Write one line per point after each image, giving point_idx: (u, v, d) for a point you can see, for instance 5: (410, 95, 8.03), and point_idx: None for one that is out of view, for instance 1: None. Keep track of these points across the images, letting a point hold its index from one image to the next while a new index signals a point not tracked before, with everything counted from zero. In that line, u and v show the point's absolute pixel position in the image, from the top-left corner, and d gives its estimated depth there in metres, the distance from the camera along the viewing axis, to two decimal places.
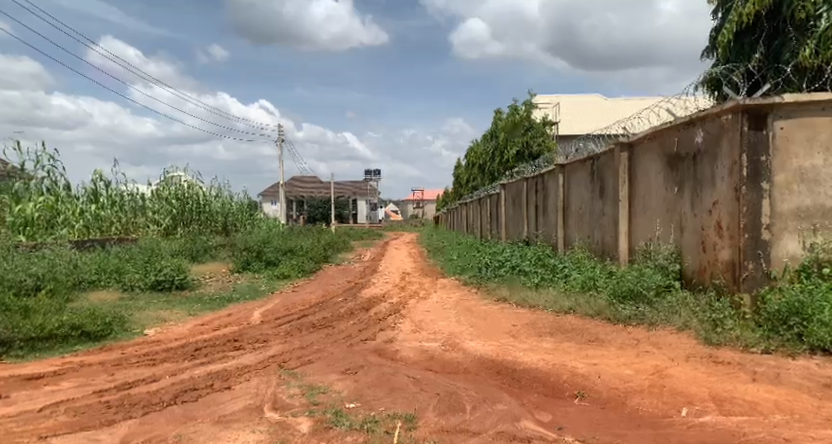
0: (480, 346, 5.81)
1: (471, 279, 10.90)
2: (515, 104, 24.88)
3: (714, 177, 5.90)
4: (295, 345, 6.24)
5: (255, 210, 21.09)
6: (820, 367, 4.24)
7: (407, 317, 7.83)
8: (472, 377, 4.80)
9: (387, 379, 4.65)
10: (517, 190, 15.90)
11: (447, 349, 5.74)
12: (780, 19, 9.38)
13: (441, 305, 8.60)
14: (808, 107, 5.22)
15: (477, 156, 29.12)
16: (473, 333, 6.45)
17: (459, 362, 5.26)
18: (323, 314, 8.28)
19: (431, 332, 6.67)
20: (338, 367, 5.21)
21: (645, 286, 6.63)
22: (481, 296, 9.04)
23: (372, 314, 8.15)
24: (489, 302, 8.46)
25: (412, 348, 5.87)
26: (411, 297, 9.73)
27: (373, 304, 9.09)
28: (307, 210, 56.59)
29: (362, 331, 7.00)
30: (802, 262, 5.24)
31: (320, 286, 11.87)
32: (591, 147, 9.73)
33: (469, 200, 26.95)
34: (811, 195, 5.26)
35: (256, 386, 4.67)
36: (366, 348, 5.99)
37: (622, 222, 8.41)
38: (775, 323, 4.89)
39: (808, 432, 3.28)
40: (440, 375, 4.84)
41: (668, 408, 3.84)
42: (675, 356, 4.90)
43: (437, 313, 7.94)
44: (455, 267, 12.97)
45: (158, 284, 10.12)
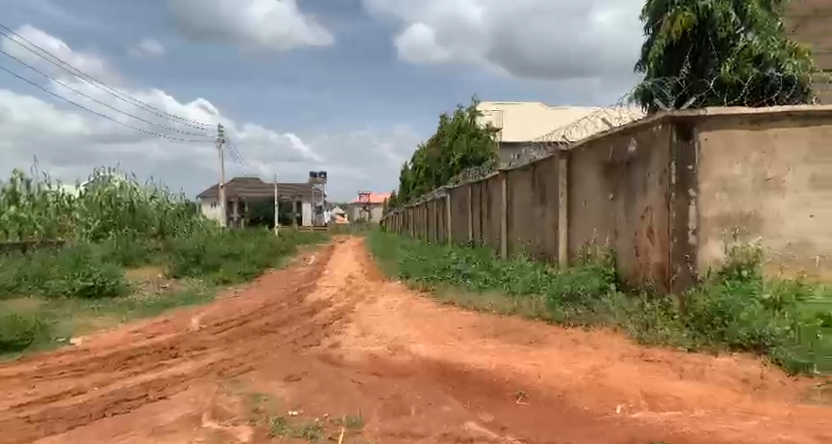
0: (425, 349, 5.91)
1: (417, 282, 11.02)
2: (460, 110, 25.35)
3: (646, 184, 6.23)
4: (234, 352, 6.16)
5: (192, 213, 20.50)
6: (739, 364, 4.52)
7: (353, 321, 7.86)
8: (418, 379, 4.88)
9: (332, 385, 4.68)
10: (462, 194, 16.17)
11: (392, 353, 5.81)
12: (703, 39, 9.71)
13: (387, 309, 8.66)
14: (731, 120, 5.53)
15: (423, 160, 29.38)
16: (420, 336, 6.54)
17: (405, 365, 5.34)
18: (266, 320, 8.18)
19: (378, 336, 6.72)
20: (280, 373, 5.19)
21: (584, 288, 6.90)
22: (427, 300, 9.14)
23: (317, 319, 8.13)
24: (435, 305, 8.59)
25: (358, 352, 5.92)
26: (356, 301, 9.73)
27: (318, 308, 9.07)
28: (248, 212, 55.49)
29: (307, 336, 6.97)
30: (724, 265, 5.56)
31: (263, 290, 11.71)
32: (533, 154, 10.02)
33: (416, 205, 27.15)
34: (733, 202, 5.56)
35: (193, 395, 4.59)
36: (311, 353, 5.98)
37: (562, 226, 8.73)
38: (702, 324, 5.18)
39: (729, 424, 3.52)
40: (385, 379, 4.90)
41: (603, 405, 4.04)
42: (611, 355, 5.13)
43: (383, 317, 7.99)
44: (401, 271, 13.05)
45: (87, 290, 9.65)
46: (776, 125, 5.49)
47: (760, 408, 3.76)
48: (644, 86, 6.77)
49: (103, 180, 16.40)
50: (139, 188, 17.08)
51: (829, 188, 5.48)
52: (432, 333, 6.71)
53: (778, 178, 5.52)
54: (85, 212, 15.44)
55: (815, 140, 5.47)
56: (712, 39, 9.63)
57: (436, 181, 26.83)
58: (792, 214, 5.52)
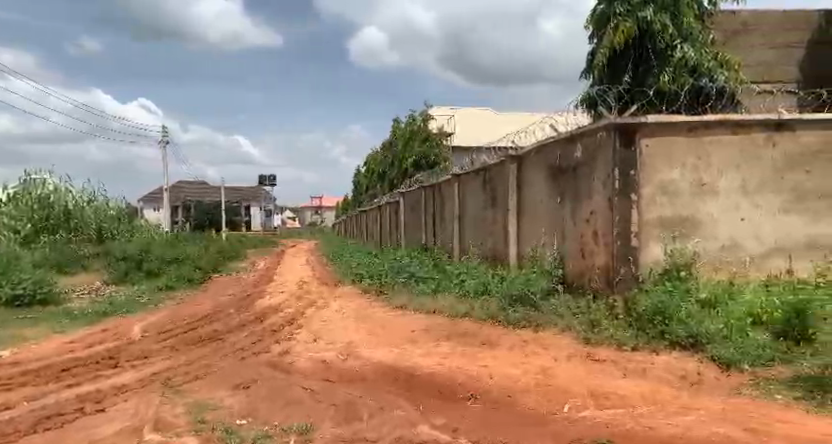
0: (378, 353, 5.93)
1: (370, 286, 11.01)
2: (413, 114, 25.51)
3: (591, 189, 6.43)
4: (179, 361, 6.03)
5: (133, 217, 19.87)
6: (678, 361, 4.72)
7: (304, 327, 7.79)
8: (371, 385, 4.89)
9: (282, 392, 4.64)
10: (415, 198, 16.28)
11: (345, 358, 5.80)
12: (644, 49, 10.59)
13: (339, 313, 8.63)
14: (669, 127, 5.76)
15: (376, 164, 29.39)
16: (372, 341, 6.56)
17: (358, 370, 5.35)
18: (213, 327, 8.03)
19: (330, 341, 6.70)
20: (227, 382, 5.10)
21: (533, 289, 7.06)
22: (380, 304, 9.16)
23: (266, 325, 8.01)
24: (388, 309, 8.62)
25: (310, 359, 5.87)
26: (307, 306, 9.66)
27: (267, 314, 8.96)
28: (195, 216, 54.17)
29: (256, 343, 6.88)
30: (664, 266, 5.78)
31: (211, 297, 11.46)
32: (485, 158, 10.19)
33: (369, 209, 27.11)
34: (672, 206, 5.80)
35: (134, 407, 4.47)
36: (260, 360, 5.92)
37: (512, 229, 8.90)
38: (644, 323, 5.38)
39: (669, 419, 3.68)
40: (337, 385, 4.90)
41: (551, 404, 4.15)
42: (558, 356, 5.27)
43: (335, 322, 7.96)
44: (353, 275, 13.01)
45: (16, 299, 9.34)
46: (709, 133, 5.77)
47: (698, 403, 3.94)
48: (589, 93, 6.99)
49: (36, 183, 15.71)
50: (75, 191, 16.46)
51: (757, 193, 5.80)
52: (385, 337, 6.74)
53: (712, 183, 5.80)
54: (15, 216, 14.75)
55: (745, 147, 5.78)
56: (652, 49, 10.50)
57: (388, 184, 26.88)
58: (725, 217, 5.81)
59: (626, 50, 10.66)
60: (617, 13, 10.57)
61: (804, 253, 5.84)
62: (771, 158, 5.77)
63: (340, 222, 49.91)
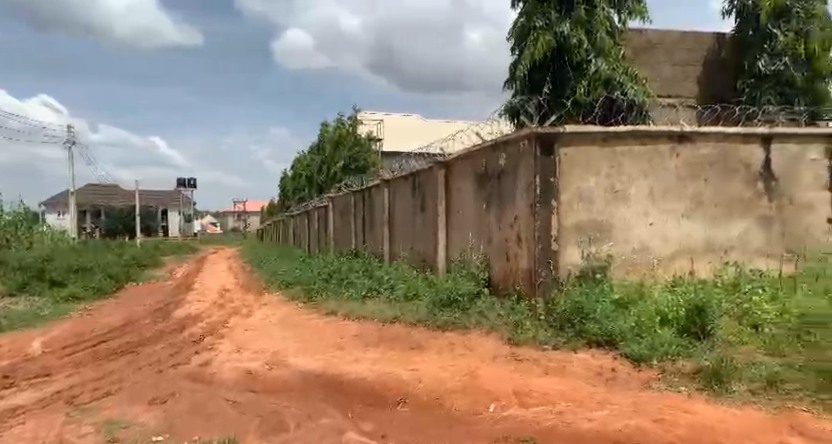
0: (305, 361, 5.90)
1: (298, 292, 10.87)
2: (341, 118, 25.45)
3: (515, 195, 6.67)
4: (87, 377, 5.77)
5: (34, 223, 18.70)
6: (595, 359, 4.98)
7: (227, 337, 7.63)
8: (297, 393, 4.87)
9: (204, 406, 4.54)
10: (344, 203, 16.23)
11: (271, 368, 5.74)
12: (562, 63, 11.28)
13: (265, 322, 8.49)
14: (585, 137, 6.08)
15: (303, 168, 29.03)
16: (299, 349, 6.52)
17: (285, 379, 5.31)
18: (125, 339, 7.71)
19: (254, 351, 6.60)
20: (142, 397, 4.95)
21: (460, 293, 7.22)
22: (308, 311, 9.07)
23: (186, 336, 7.78)
24: (316, 316, 8.56)
25: (232, 370, 5.76)
26: (230, 315, 9.45)
27: (186, 324, 8.69)
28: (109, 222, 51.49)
29: (173, 354, 6.68)
30: (582, 269, 6.08)
31: (124, 308, 10.96)
32: (413, 164, 10.32)
33: (296, 213, 26.73)
34: (589, 212, 6.11)
35: (34, 430, 4.25)
36: (179, 373, 5.76)
37: (441, 235, 9.07)
38: (564, 323, 5.63)
39: (586, 415, 3.88)
40: (263, 395, 4.84)
41: (477, 405, 4.28)
42: (485, 357, 5.43)
43: (259, 331, 7.83)
44: (280, 282, 12.79)
45: None
46: (621, 144, 6.13)
47: (612, 398, 4.17)
48: (512, 103, 7.27)
49: None
50: None
51: (664, 199, 6.21)
52: (312, 344, 6.71)
53: (624, 190, 6.15)
54: None
55: (653, 156, 6.18)
56: (569, 63, 11.20)
57: (317, 189, 26.65)
58: (636, 221, 6.17)
59: (544, 63, 11.26)
60: (538, 27, 11.23)
61: (705, 254, 6.29)
62: (676, 167, 6.21)
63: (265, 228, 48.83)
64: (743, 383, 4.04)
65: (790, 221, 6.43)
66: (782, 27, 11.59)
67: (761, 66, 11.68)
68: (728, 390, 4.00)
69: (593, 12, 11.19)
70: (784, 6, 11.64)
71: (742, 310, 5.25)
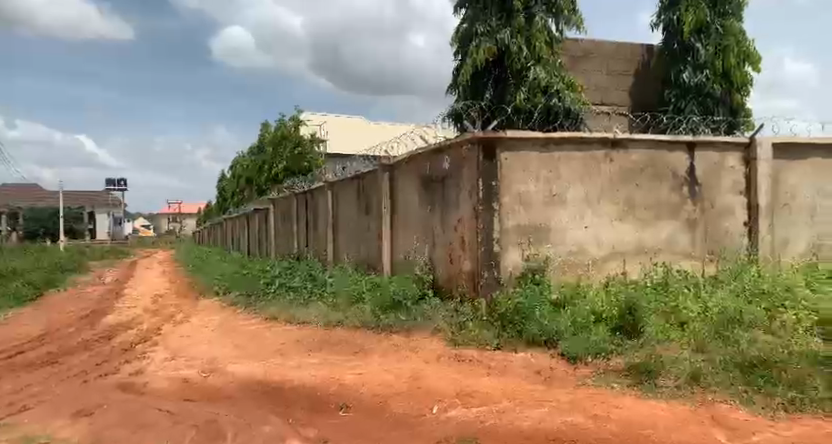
0: (245, 368, 5.80)
1: (238, 297, 10.64)
2: (283, 118, 25.19)
3: (458, 198, 6.77)
4: (4, 391, 5.49)
5: None
6: (534, 358, 5.11)
7: (160, 344, 7.42)
8: (237, 401, 4.79)
9: (136, 416, 4.41)
10: (286, 206, 16.01)
11: (208, 375, 5.62)
12: (503, 71, 11.84)
13: (202, 328, 8.30)
14: (525, 142, 6.25)
15: (243, 169, 28.48)
16: (238, 355, 6.41)
17: (223, 387, 5.21)
18: (47, 350, 7.37)
19: (189, 358, 6.44)
20: (67, 409, 4.76)
21: (405, 296, 7.25)
22: (248, 316, 8.91)
23: (115, 344, 7.50)
24: (256, 321, 8.42)
25: (167, 378, 5.61)
26: (164, 322, 9.17)
27: (115, 332, 8.38)
28: (35, 225, 48.94)
29: (101, 364, 6.44)
30: (522, 270, 6.23)
31: (47, 316, 10.45)
32: (358, 167, 10.30)
33: (236, 215, 26.18)
34: (530, 215, 6.27)
35: None
36: (107, 383, 5.56)
37: (385, 237, 9.09)
38: (505, 323, 5.76)
39: (526, 413, 3.98)
40: (199, 404, 4.74)
41: (421, 406, 4.32)
42: (429, 358, 5.49)
43: (195, 337, 7.64)
44: (219, 286, 12.48)
45: None
46: (559, 149, 6.34)
47: (551, 396, 4.30)
48: (455, 107, 7.38)
49: None
50: None
51: (599, 203, 6.45)
52: (252, 350, 6.60)
53: (562, 194, 6.35)
54: None
55: (589, 162, 6.41)
56: (509, 70, 11.70)
57: (258, 190, 26.14)
58: (574, 224, 6.38)
59: (486, 69, 11.83)
60: (479, 34, 11.76)
61: (636, 255, 6.57)
62: (609, 172, 6.47)
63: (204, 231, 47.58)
64: (670, 378, 4.25)
65: (713, 224, 6.80)
66: (702, 42, 12.16)
67: (686, 78, 11.86)
68: (657, 385, 4.20)
69: (532, 21, 11.66)
70: (704, 22, 12.22)
71: (669, 309, 5.51)
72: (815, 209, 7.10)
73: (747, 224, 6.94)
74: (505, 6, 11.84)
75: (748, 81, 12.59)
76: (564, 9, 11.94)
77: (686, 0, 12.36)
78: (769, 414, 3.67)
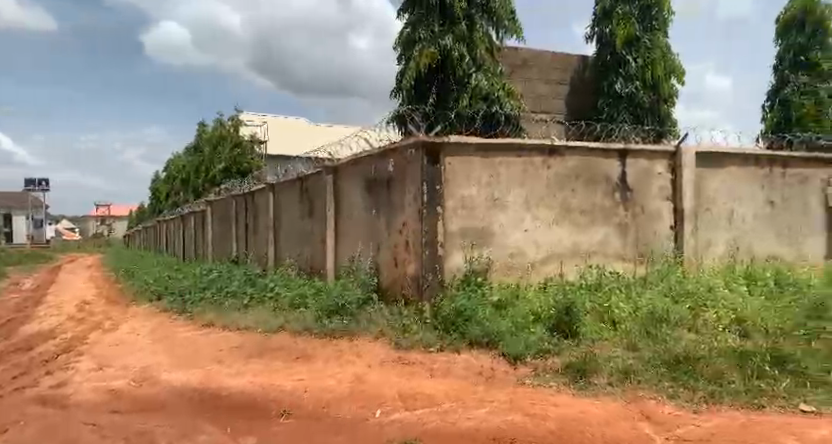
0: (180, 376, 5.68)
1: (173, 302, 10.34)
2: (221, 118, 24.72)
3: (402, 201, 6.85)
4: None
5: None
6: (476, 359, 5.25)
7: (86, 354, 7.14)
8: (171, 411, 4.69)
9: (60, 432, 4.25)
10: (224, 208, 15.68)
11: (139, 386, 5.47)
12: (444, 74, 11.92)
13: (133, 336, 8.04)
14: (468, 147, 6.39)
15: (178, 170, 27.69)
16: (172, 363, 6.26)
17: (157, 397, 5.09)
18: None
19: (118, 368, 6.25)
20: None
21: (349, 300, 7.26)
22: (184, 323, 8.69)
23: (36, 355, 7.17)
24: (192, 328, 8.23)
25: (93, 390, 5.43)
26: (91, 330, 8.82)
27: (36, 342, 8.00)
28: None
29: (21, 376, 6.15)
30: (465, 272, 6.37)
31: None
32: (301, 169, 10.23)
33: (170, 218, 25.39)
34: (472, 219, 6.42)
35: None
36: (27, 397, 5.32)
37: (329, 241, 9.07)
38: (448, 325, 5.88)
39: (467, 414, 4.09)
40: (131, 416, 4.62)
41: (363, 411, 4.36)
42: (372, 362, 5.53)
43: (126, 346, 7.41)
44: (152, 291, 12.08)
45: None
46: (500, 155, 6.52)
47: (491, 396, 4.43)
48: (399, 111, 7.46)
49: None
50: None
51: (538, 207, 6.67)
52: (187, 358, 6.47)
53: (503, 198, 6.53)
54: None
55: (529, 168, 6.63)
56: (453, 75, 11.88)
57: (194, 192, 25.46)
58: (515, 228, 6.58)
59: (429, 74, 11.96)
60: (422, 38, 11.86)
61: (572, 258, 6.83)
62: (547, 177, 6.71)
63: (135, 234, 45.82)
64: (603, 376, 4.46)
65: (643, 227, 7.15)
66: (632, 55, 12.78)
67: (617, 88, 12.46)
68: (591, 383, 4.40)
69: (474, 29, 11.93)
70: (634, 36, 12.86)
71: (603, 309, 5.76)
72: (732, 214, 7.73)
73: (674, 229, 7.33)
74: (446, 9, 12.00)
75: (673, 93, 13.34)
76: (503, 17, 12.30)
77: (617, 14, 12.95)
78: (692, 407, 3.92)
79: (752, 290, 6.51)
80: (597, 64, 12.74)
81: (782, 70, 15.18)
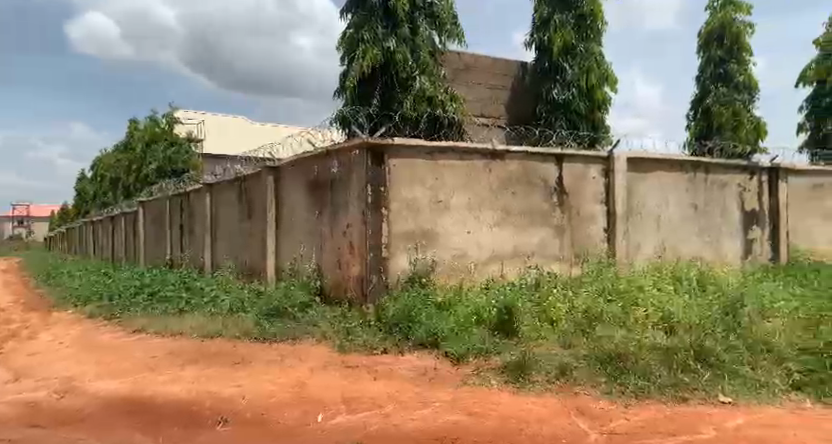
0: (108, 386, 5.47)
1: (101, 307, 9.89)
2: (155, 116, 23.95)
3: (346, 203, 6.84)
4: None
5: None
6: (419, 361, 5.32)
7: (2, 364, 6.76)
8: (99, 422, 4.51)
9: None
10: (158, 209, 15.16)
11: (62, 397, 5.23)
12: (388, 76, 12.07)
13: (56, 344, 7.66)
14: (411, 150, 6.46)
15: (106, 169, 26.53)
16: (100, 372, 6.01)
17: (82, 408, 4.88)
18: None
19: (38, 379, 5.94)
20: None
21: (291, 304, 7.17)
22: (112, 330, 8.34)
23: None
24: (122, 335, 7.92)
25: (11, 404, 5.15)
26: (8, 339, 8.34)
27: None
28: None
29: None
30: (409, 274, 6.43)
31: None
32: (240, 168, 10.04)
33: (97, 218, 24.29)
34: (416, 221, 6.49)
35: None
36: None
37: (270, 243, 8.94)
38: (391, 327, 5.92)
39: (410, 415, 4.14)
40: (53, 429, 4.41)
41: (305, 416, 4.33)
42: (314, 366, 5.50)
43: (47, 355, 7.05)
44: (77, 296, 11.52)
45: None
46: (443, 158, 6.63)
47: (433, 396, 4.50)
48: (343, 111, 7.45)
49: None
50: None
51: (480, 209, 6.82)
52: (116, 366, 6.23)
53: (446, 200, 6.64)
54: None
55: (471, 171, 6.77)
56: (396, 78, 12.01)
57: (125, 192, 24.48)
58: (458, 230, 6.70)
59: (373, 75, 12.04)
60: (365, 40, 11.90)
61: (512, 259, 7.02)
62: (488, 180, 6.86)
63: (58, 236, 43.50)
64: (541, 374, 4.64)
65: (578, 229, 7.44)
66: (569, 62, 13.26)
67: (555, 94, 12.79)
68: (530, 381, 4.56)
69: (417, 32, 12.08)
70: (571, 44, 13.37)
71: (541, 308, 5.96)
72: (660, 217, 8.15)
73: (607, 231, 7.65)
74: (389, 13, 12.08)
75: (608, 100, 13.86)
76: (446, 22, 12.49)
77: (555, 22, 13.44)
78: (623, 402, 4.13)
79: (679, 289, 6.88)
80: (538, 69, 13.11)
81: (704, 80, 15.90)
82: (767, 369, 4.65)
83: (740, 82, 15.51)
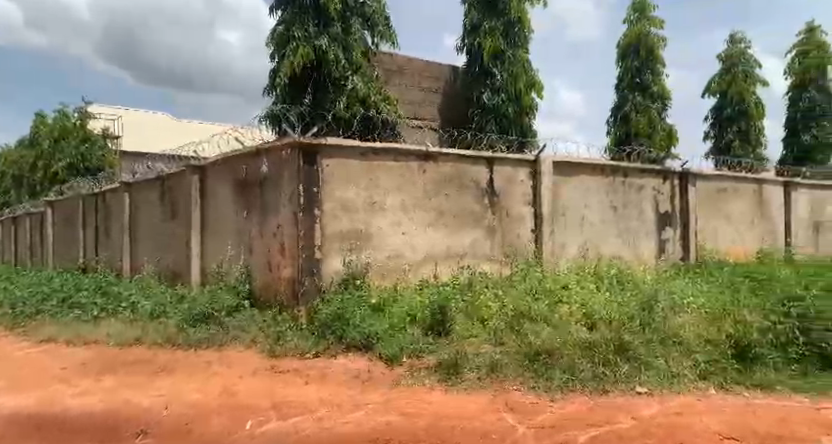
0: (14, 401, 5.08)
1: (5, 315, 9.17)
2: (65, 109, 22.44)
3: (277, 204, 6.69)
4: None
5: None
6: (353, 363, 5.28)
7: None
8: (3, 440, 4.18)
9: None
10: (69, 209, 14.23)
11: None
12: (320, 75, 11.90)
13: None
14: (344, 151, 6.42)
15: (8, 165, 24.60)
16: (3, 387, 5.58)
17: None
18: None
19: None
20: None
21: (218, 307, 6.93)
22: (17, 340, 7.75)
23: None
24: (28, 345, 7.38)
25: None
26: None
27: None
28: None
29: None
30: (341, 276, 6.37)
31: None
32: (163, 167, 9.61)
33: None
34: (350, 221, 6.44)
35: None
36: None
37: (194, 245, 8.59)
38: (324, 329, 5.85)
39: (343, 418, 4.11)
40: None
41: (234, 423, 4.20)
42: (244, 371, 5.35)
43: None
44: None
45: None
46: (377, 159, 6.62)
47: (367, 398, 4.48)
48: (273, 110, 7.29)
49: None
50: None
51: (413, 211, 6.86)
52: (22, 379, 5.79)
53: (380, 201, 6.64)
54: None
55: (405, 172, 6.80)
56: (328, 77, 11.85)
57: (30, 190, 22.78)
58: (392, 231, 6.71)
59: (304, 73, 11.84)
60: (296, 37, 11.67)
61: (445, 260, 7.10)
62: (421, 182, 6.92)
63: None
64: (473, 372, 4.73)
65: (508, 230, 7.63)
66: (498, 67, 13.51)
67: (486, 99, 13.20)
68: (462, 379, 4.64)
69: (349, 31, 11.98)
70: (499, 49, 13.56)
71: (472, 307, 6.08)
72: (583, 218, 8.50)
73: (535, 232, 7.89)
74: (321, 11, 11.85)
75: (534, 106, 14.30)
76: (378, 23, 12.47)
77: (487, 26, 13.63)
78: (550, 397, 4.27)
79: (602, 287, 7.19)
80: (467, 73, 13.39)
81: (622, 88, 16.72)
82: (679, 360, 4.96)
83: (655, 91, 16.48)
